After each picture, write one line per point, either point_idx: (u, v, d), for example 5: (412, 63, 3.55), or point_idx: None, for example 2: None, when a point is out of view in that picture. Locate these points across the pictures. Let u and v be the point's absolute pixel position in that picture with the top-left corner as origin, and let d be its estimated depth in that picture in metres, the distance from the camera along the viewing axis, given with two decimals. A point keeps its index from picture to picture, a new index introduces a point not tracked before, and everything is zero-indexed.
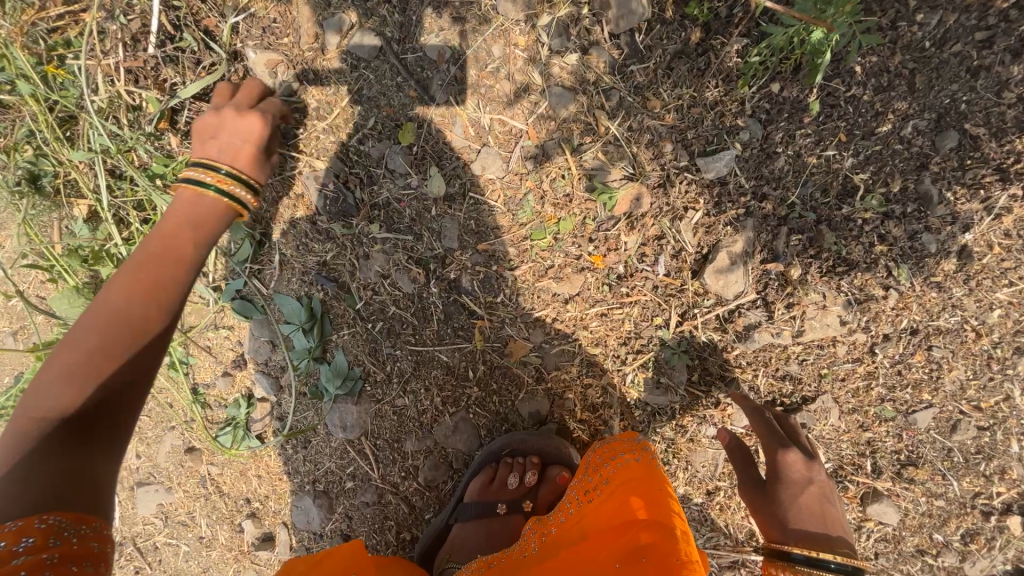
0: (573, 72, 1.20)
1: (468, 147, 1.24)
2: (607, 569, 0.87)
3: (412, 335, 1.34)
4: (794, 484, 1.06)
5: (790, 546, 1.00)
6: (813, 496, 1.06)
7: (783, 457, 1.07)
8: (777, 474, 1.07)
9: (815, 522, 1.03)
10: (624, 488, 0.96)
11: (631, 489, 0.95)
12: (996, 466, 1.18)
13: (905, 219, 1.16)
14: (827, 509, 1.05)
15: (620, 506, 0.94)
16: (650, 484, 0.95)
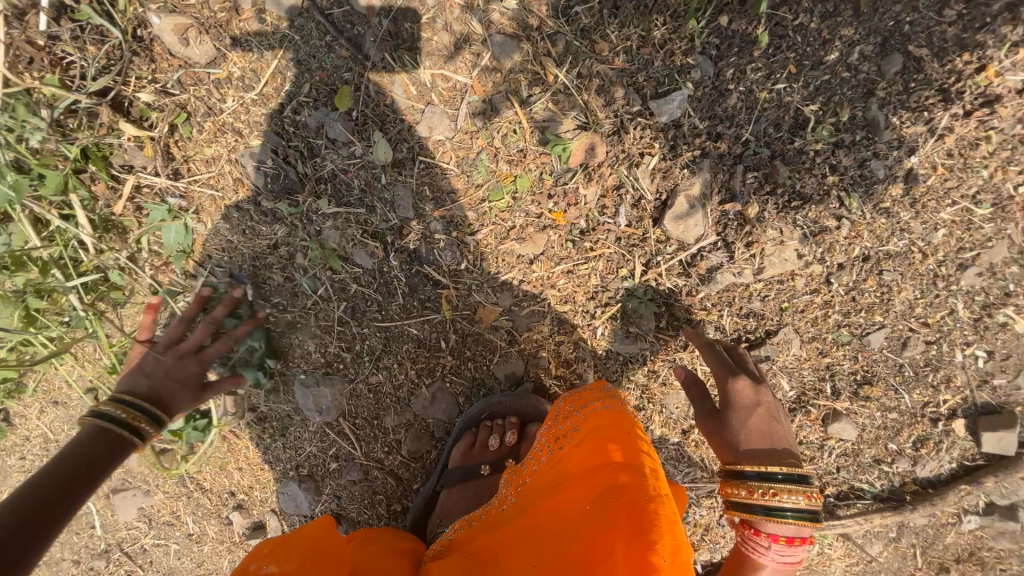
0: (514, 17, 1.13)
1: (412, 108, 1.17)
2: (580, 512, 0.89)
3: (378, 311, 1.31)
4: (745, 409, 1.03)
5: (742, 465, 0.98)
6: (763, 418, 1.04)
7: (733, 383, 1.05)
8: (727, 400, 1.05)
9: (766, 441, 1.02)
10: (595, 432, 0.98)
11: (603, 432, 0.97)
12: (943, 375, 1.27)
13: (853, 148, 1.18)
14: (776, 429, 1.04)
15: (591, 449, 0.96)
16: (620, 427, 0.97)
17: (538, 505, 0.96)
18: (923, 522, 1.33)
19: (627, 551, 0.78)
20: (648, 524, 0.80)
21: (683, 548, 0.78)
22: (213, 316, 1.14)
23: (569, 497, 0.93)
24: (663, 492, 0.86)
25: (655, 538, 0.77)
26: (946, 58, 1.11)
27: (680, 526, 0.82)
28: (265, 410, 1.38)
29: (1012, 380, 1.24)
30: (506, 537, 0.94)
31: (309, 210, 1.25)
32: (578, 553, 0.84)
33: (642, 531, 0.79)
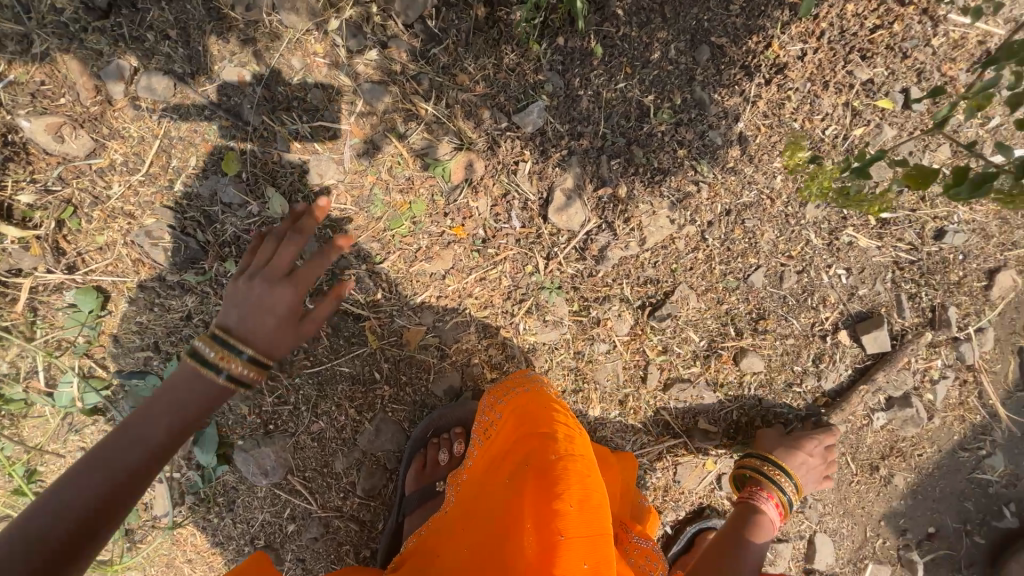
0: (378, 66, 1.26)
1: (300, 160, 1.26)
2: (502, 484, 1.04)
3: (306, 358, 1.32)
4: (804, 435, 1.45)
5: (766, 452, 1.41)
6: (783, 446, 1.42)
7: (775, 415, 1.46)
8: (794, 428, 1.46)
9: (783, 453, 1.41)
10: (515, 412, 1.12)
11: (520, 411, 1.11)
12: (819, 297, 1.46)
13: (692, 124, 1.38)
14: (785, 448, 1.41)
15: (512, 426, 1.10)
16: (535, 404, 1.12)
17: (475, 483, 1.10)
18: (843, 430, 1.48)
19: (542, 507, 0.94)
20: (556, 480, 0.95)
21: (590, 495, 0.94)
22: (300, 227, 1.06)
23: (496, 469, 1.07)
24: (573, 452, 1.01)
25: (561, 491, 0.94)
26: (741, 42, 1.36)
27: (589, 477, 0.97)
28: (205, 490, 1.33)
29: (872, 288, 1.45)
30: (454, 517, 1.09)
31: (217, 274, 1.27)
32: (508, 513, 1.00)
33: (551, 486, 0.95)
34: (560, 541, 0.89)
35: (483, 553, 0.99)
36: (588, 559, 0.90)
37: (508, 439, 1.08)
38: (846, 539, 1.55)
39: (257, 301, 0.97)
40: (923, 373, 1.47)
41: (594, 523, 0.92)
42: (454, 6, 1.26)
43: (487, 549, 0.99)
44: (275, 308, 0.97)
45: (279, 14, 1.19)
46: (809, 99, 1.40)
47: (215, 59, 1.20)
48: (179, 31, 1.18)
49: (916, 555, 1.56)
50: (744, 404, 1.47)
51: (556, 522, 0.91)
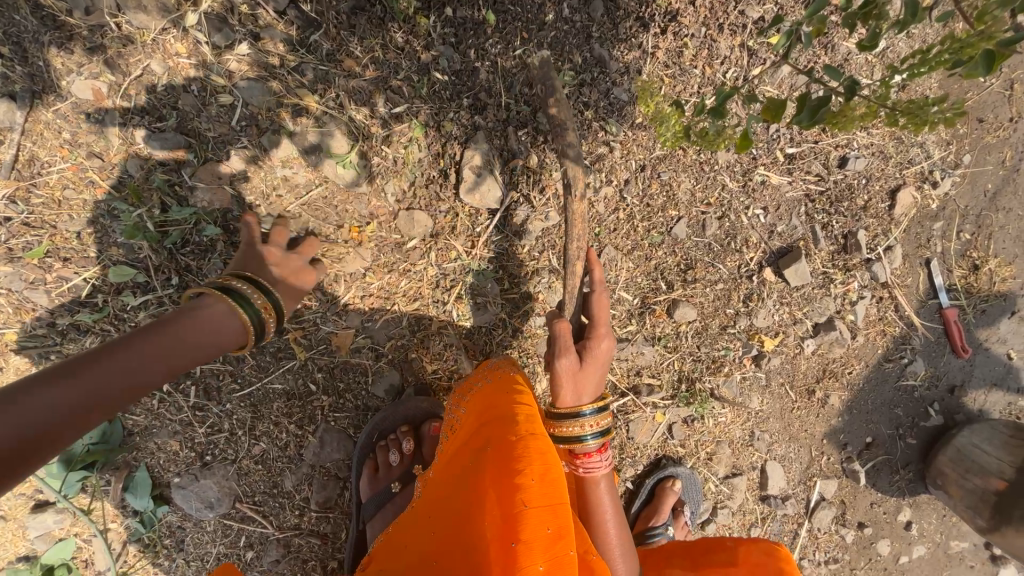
0: (252, 61, 1.16)
1: (183, 174, 1.16)
2: (468, 466, 1.05)
3: (233, 382, 1.26)
4: (595, 357, 1.19)
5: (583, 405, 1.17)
6: (572, 375, 1.15)
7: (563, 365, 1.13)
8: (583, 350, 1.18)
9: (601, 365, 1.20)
10: (479, 400, 1.14)
11: (484, 400, 1.13)
12: (741, 239, 1.49)
13: (595, 84, 1.36)
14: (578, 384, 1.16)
15: (476, 415, 1.12)
16: (496, 390, 1.13)
17: (445, 471, 1.11)
18: (778, 361, 1.55)
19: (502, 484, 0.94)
20: (517, 457, 0.95)
21: (550, 467, 0.94)
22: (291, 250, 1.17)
23: (461, 456, 1.08)
24: (533, 430, 1.01)
25: (521, 467, 0.93)
26: None
27: (549, 452, 0.98)
28: (149, 534, 1.27)
29: (788, 223, 1.50)
30: (425, 510, 1.08)
31: (118, 309, 1.18)
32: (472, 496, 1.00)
33: (511, 464, 0.95)
34: (523, 509, 0.88)
35: (453, 539, 0.97)
36: (552, 524, 0.88)
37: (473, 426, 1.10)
38: (795, 462, 1.65)
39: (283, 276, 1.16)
40: (843, 296, 1.55)
41: (554, 492, 0.91)
42: None
43: (457, 535, 0.98)
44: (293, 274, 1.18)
45: (126, 15, 1.07)
46: (706, 44, 1.40)
47: (62, 73, 1.08)
48: (13, 46, 1.05)
49: (858, 465, 1.68)
50: (683, 353, 1.51)
51: (517, 493, 0.90)
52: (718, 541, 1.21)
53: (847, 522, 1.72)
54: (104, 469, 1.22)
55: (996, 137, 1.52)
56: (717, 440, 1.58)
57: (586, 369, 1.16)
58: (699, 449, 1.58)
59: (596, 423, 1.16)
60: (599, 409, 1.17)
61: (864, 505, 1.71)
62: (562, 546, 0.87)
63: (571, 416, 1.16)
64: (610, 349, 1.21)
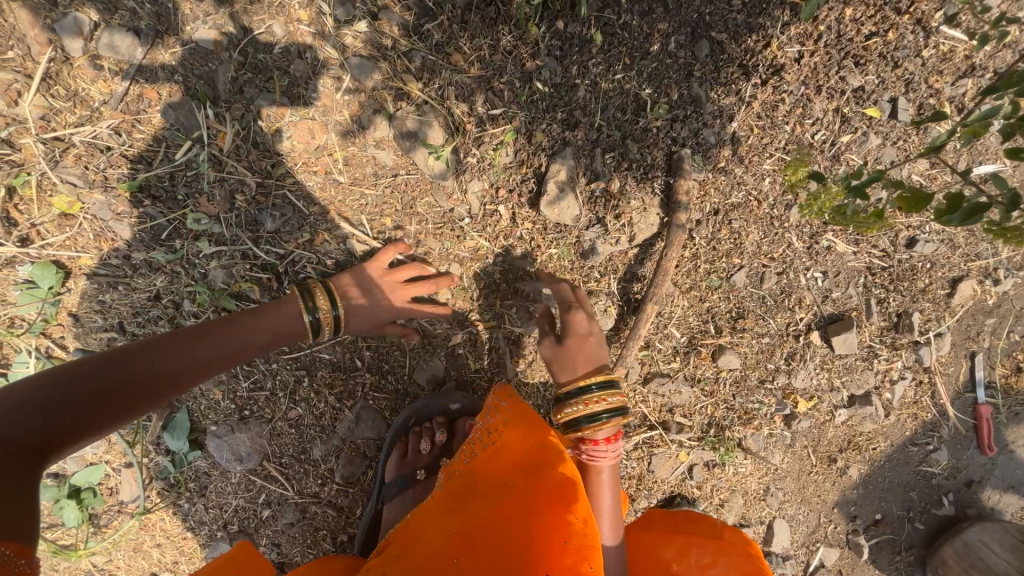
0: (367, 39, 1.18)
1: (280, 137, 1.19)
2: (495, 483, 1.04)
3: (285, 344, 1.28)
4: (577, 337, 1.20)
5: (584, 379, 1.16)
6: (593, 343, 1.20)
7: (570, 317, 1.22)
8: (566, 329, 1.21)
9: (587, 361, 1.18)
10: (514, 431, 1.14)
11: (525, 425, 1.15)
12: (796, 298, 1.50)
13: (687, 121, 1.37)
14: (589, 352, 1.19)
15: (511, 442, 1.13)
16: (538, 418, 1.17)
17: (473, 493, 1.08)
18: (807, 424, 1.56)
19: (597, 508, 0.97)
20: (569, 494, 0.99)
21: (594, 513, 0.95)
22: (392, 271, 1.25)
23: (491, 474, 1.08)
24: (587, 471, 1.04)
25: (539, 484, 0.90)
26: (741, 39, 1.34)
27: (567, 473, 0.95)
28: (176, 475, 1.29)
29: (845, 292, 1.51)
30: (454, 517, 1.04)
31: (188, 254, 1.20)
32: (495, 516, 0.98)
33: None
34: None
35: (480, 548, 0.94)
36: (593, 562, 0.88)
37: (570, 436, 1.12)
38: (802, 525, 1.66)
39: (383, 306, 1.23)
40: (884, 374, 1.55)
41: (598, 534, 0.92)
42: None
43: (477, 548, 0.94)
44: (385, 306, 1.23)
45: None
46: (802, 103, 1.40)
47: (186, 19, 1.10)
48: None
49: (863, 540, 1.68)
50: (717, 398, 1.53)
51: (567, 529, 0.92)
52: (703, 516, 1.26)
53: None
54: None
55: None
56: (732, 489, 1.59)
57: (565, 346, 1.21)
58: (714, 495, 1.59)
59: (591, 399, 1.13)
60: (608, 383, 1.15)
61: None
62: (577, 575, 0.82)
63: (578, 394, 1.14)
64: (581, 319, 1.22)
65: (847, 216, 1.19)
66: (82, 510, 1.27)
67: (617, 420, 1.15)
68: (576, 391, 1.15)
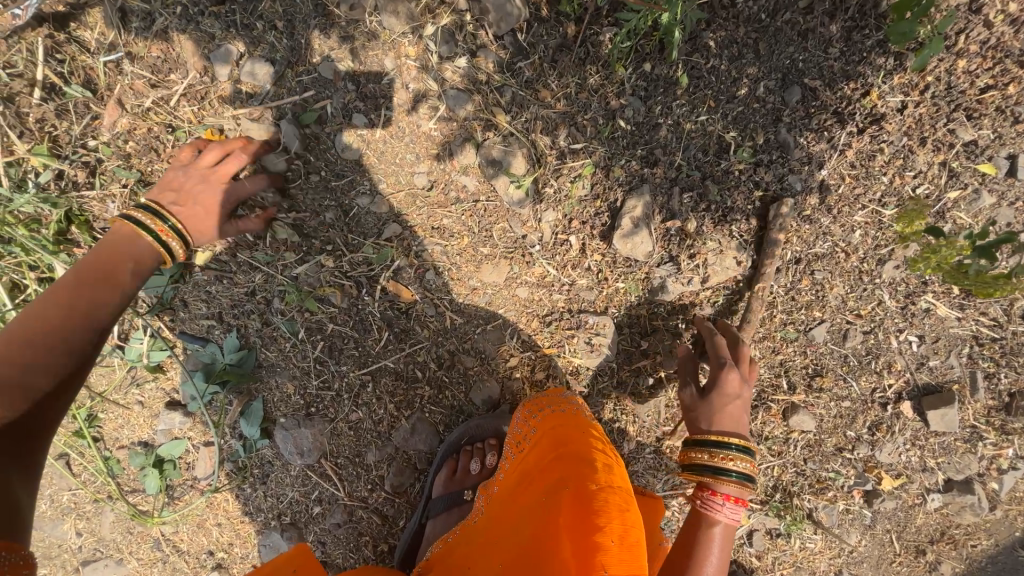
0: (464, 74, 1.28)
1: (377, 158, 1.30)
2: (534, 501, 0.97)
3: (355, 348, 1.36)
4: (726, 395, 1.17)
5: (706, 436, 1.13)
6: (739, 407, 1.17)
7: (726, 374, 1.18)
8: (714, 384, 1.18)
9: (732, 423, 1.16)
10: (551, 439, 1.05)
11: (556, 431, 1.07)
12: (885, 362, 1.37)
13: (771, 166, 1.33)
14: (735, 415, 1.16)
15: (546, 447, 1.05)
16: (576, 428, 1.06)
17: (509, 502, 1.03)
18: (892, 505, 1.40)
19: (630, 529, 0.84)
20: (596, 511, 0.85)
21: (631, 530, 0.82)
22: (245, 146, 1.22)
23: (531, 490, 0.99)
24: (614, 486, 0.91)
25: (600, 522, 0.83)
26: (836, 87, 1.30)
27: (630, 511, 0.86)
28: (244, 459, 1.38)
29: (945, 361, 1.36)
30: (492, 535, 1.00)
31: (283, 258, 1.32)
32: (535, 542, 0.90)
33: (589, 517, 0.84)
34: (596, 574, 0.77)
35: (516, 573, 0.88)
36: None
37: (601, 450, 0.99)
38: None
39: (185, 189, 1.15)
40: (991, 460, 1.37)
41: (635, 559, 0.79)
42: (546, 22, 1.27)
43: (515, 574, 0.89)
44: (206, 203, 1.16)
45: (380, 15, 1.22)
46: (903, 154, 1.32)
47: (314, 52, 1.25)
48: (285, 22, 1.23)
49: None
50: (785, 461, 1.41)
51: (593, 554, 0.79)
52: None
53: None
54: (230, 390, 1.35)
55: None
56: (796, 565, 1.44)
57: (711, 400, 1.17)
58: (775, 568, 1.45)
59: (730, 454, 1.09)
60: (744, 447, 1.12)
61: None
62: None
63: (713, 446, 1.11)
64: (737, 380, 1.19)
65: (971, 276, 1.06)
66: (162, 480, 1.39)
67: (744, 489, 1.09)
68: (712, 442, 1.12)
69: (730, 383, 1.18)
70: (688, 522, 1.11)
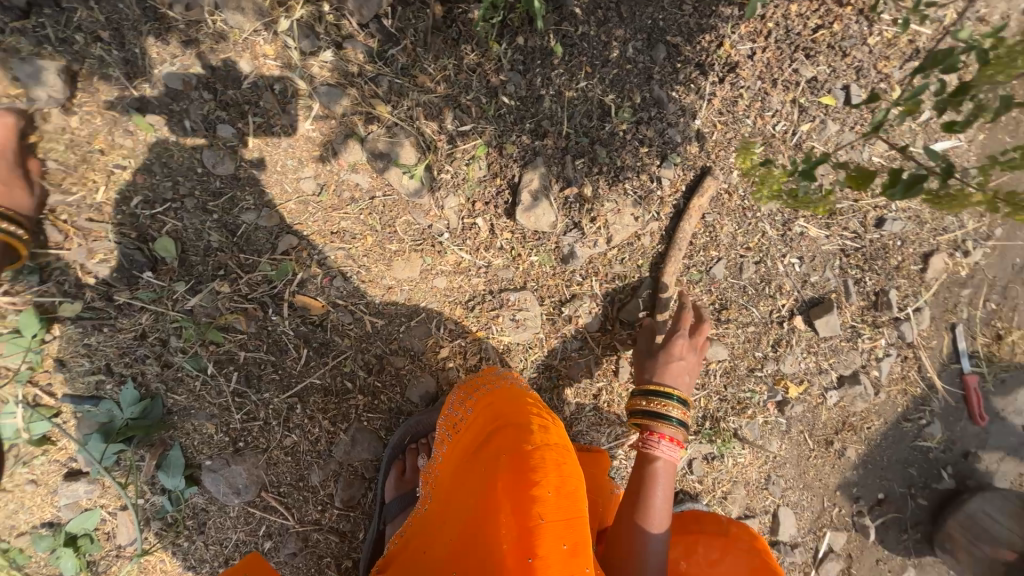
0: (333, 67, 1.23)
1: (258, 168, 1.23)
2: (474, 473, 1.00)
3: (275, 371, 1.29)
4: (671, 353, 1.28)
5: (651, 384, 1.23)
6: (684, 369, 1.27)
7: (678, 337, 1.28)
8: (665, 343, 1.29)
9: (675, 379, 1.26)
10: (487, 413, 1.07)
11: (489, 404, 1.09)
12: (776, 285, 1.53)
13: (651, 122, 1.41)
14: (682, 374, 1.27)
15: (483, 421, 1.06)
16: (506, 397, 1.10)
17: (453, 478, 1.05)
18: (801, 409, 1.58)
19: (566, 478, 0.91)
20: (532, 468, 0.91)
21: (567, 479, 0.90)
22: None
23: (471, 463, 1.02)
24: (551, 442, 0.97)
25: (537, 478, 0.89)
26: (693, 42, 1.40)
27: (566, 463, 0.94)
28: (174, 513, 1.28)
29: (823, 275, 1.55)
30: (442, 512, 1.03)
31: (171, 292, 1.21)
32: (481, 509, 0.94)
33: (526, 475, 0.91)
34: (537, 524, 0.84)
35: (467, 543, 0.93)
36: (568, 539, 0.84)
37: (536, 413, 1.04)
38: (806, 511, 1.66)
39: None
40: (870, 352, 1.58)
41: (572, 503, 0.87)
42: (410, 5, 1.27)
43: (466, 544, 0.93)
44: None
45: (223, 14, 1.15)
46: (760, 96, 1.45)
47: (156, 62, 1.15)
48: (112, 30, 1.13)
49: (868, 520, 1.69)
50: (709, 390, 1.54)
51: (533, 506, 0.86)
52: (711, 515, 1.32)
53: None
54: (139, 444, 1.24)
55: None
56: (733, 481, 1.60)
57: (663, 359, 1.27)
58: (716, 488, 1.59)
59: (671, 405, 1.20)
60: (683, 401, 1.21)
61: (870, 561, 1.72)
62: (577, 562, 0.83)
63: (655, 396, 1.20)
64: (687, 345, 1.29)
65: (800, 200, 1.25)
66: (79, 557, 1.25)
67: (678, 433, 1.19)
68: (653, 392, 1.21)
69: (681, 347, 1.29)
70: (637, 466, 1.21)
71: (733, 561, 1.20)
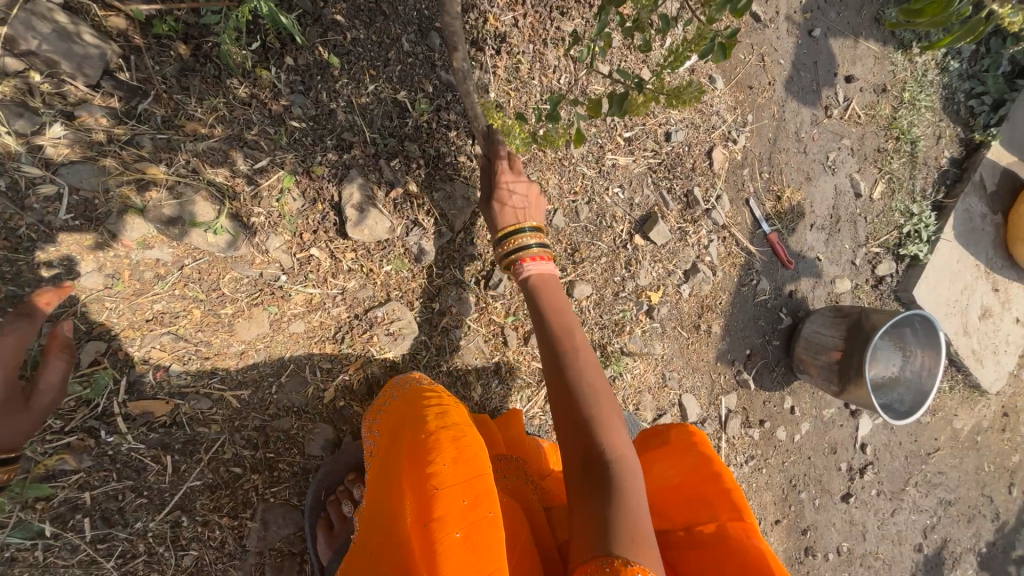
0: (71, 141, 1.07)
1: (19, 280, 1.03)
2: (386, 480, 1.02)
3: (139, 496, 1.11)
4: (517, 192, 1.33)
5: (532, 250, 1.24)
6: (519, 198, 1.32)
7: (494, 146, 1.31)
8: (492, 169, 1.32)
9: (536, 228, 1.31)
10: (393, 421, 1.07)
11: (391, 416, 1.09)
12: (609, 215, 1.72)
13: (451, 106, 1.47)
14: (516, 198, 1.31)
15: (388, 432, 1.08)
16: (405, 402, 1.09)
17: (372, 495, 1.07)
18: (667, 309, 1.82)
19: (465, 448, 0.93)
20: (428, 450, 0.93)
21: (462, 449, 0.92)
22: None
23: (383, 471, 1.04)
24: (447, 423, 0.98)
25: (433, 456, 0.91)
26: (461, 23, 1.48)
27: (464, 436, 0.96)
28: None
29: (642, 194, 1.78)
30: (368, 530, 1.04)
31: None
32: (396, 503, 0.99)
33: (421, 456, 0.93)
34: (432, 492, 0.87)
35: (390, 541, 0.97)
36: (468, 495, 0.86)
37: (434, 402, 1.05)
38: (702, 389, 1.94)
39: None
40: (699, 243, 1.87)
41: (468, 467, 0.89)
42: (147, 49, 1.15)
43: (390, 541, 0.97)
44: None
45: None
46: (537, 58, 1.59)
47: None
48: None
49: (746, 375, 2.04)
50: (590, 325, 1.70)
51: (429, 480, 0.89)
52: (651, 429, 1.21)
53: (752, 423, 2.06)
54: None
55: (765, 97, 2.02)
56: (637, 391, 1.80)
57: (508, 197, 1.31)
58: (627, 403, 1.78)
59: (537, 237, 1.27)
60: (537, 229, 1.31)
61: (759, 405, 2.08)
62: (481, 514, 0.85)
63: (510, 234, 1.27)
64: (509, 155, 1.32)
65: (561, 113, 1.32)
66: None
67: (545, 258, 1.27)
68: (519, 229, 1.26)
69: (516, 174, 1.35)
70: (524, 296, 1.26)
71: (684, 462, 1.07)
